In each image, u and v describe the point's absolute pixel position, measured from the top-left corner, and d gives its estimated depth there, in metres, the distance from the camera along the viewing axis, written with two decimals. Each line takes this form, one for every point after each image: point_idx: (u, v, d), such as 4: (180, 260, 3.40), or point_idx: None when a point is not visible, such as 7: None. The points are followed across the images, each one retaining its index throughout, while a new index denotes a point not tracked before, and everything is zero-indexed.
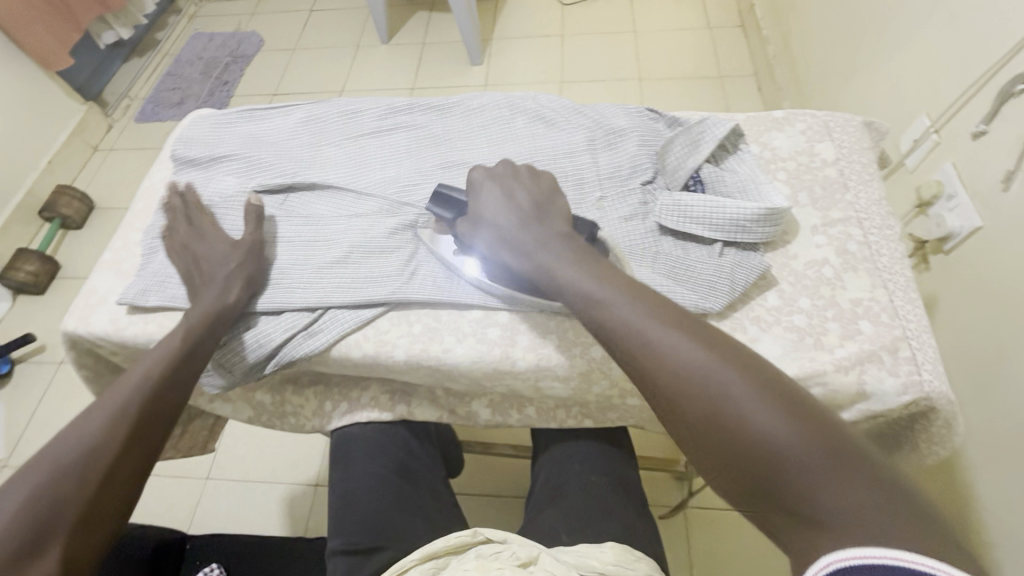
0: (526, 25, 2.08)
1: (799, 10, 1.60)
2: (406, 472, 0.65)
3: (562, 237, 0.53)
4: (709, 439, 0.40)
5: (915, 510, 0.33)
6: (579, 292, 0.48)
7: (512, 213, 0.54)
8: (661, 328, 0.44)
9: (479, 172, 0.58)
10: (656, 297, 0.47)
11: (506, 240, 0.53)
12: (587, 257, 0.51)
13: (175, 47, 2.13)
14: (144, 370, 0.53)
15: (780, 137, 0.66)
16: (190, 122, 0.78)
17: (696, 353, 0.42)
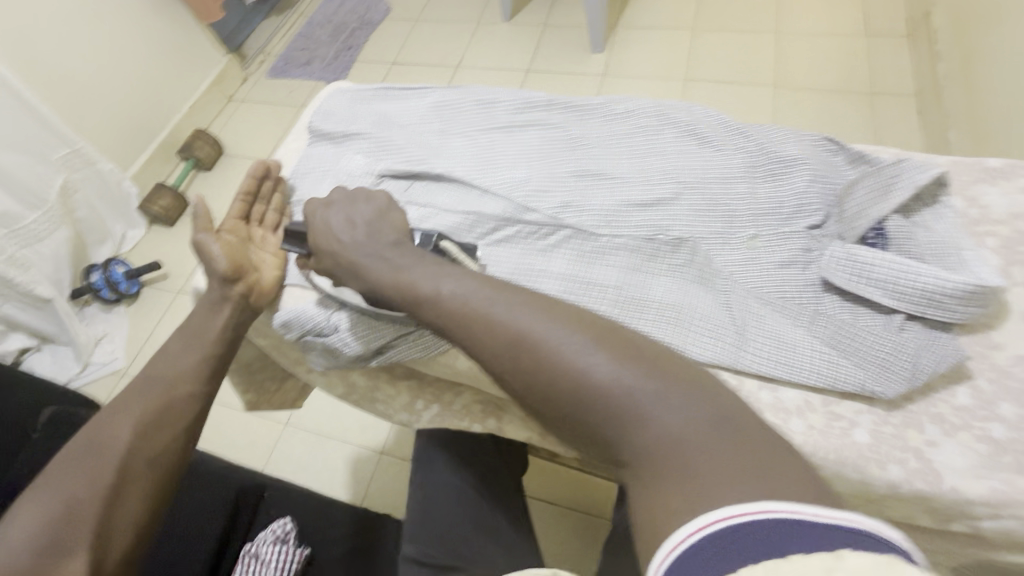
0: (657, 14, 1.95)
1: (993, 25, 1.35)
2: (486, 490, 0.64)
3: (387, 250, 0.52)
4: (550, 405, 0.39)
5: (714, 409, 0.34)
6: (412, 287, 0.47)
7: (343, 235, 0.54)
8: (484, 300, 0.43)
9: (317, 199, 0.58)
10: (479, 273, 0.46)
11: (338, 262, 0.54)
12: (416, 257, 0.50)
13: (309, 6, 2.22)
14: (147, 371, 0.56)
15: (996, 193, 0.54)
16: (329, 94, 0.79)
17: (513, 317, 0.41)
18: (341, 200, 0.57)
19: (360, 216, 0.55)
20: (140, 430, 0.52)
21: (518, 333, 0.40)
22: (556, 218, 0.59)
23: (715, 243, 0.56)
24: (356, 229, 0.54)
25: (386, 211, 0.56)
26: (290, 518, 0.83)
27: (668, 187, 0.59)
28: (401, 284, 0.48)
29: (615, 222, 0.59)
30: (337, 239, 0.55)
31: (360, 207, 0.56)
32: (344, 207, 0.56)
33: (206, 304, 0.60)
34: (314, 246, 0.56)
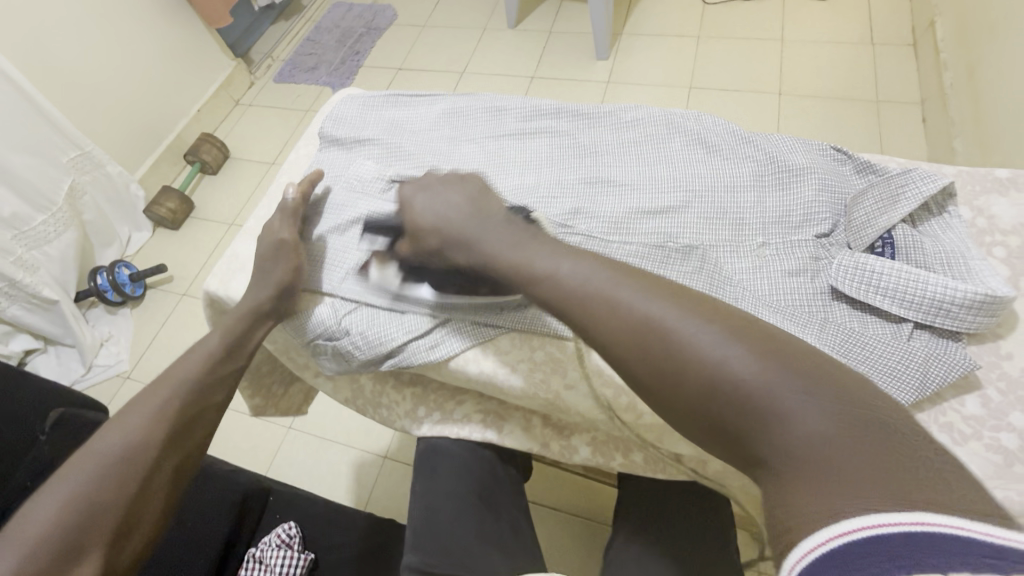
0: (662, 22, 1.96)
1: (996, 36, 1.36)
2: (487, 498, 0.63)
3: (494, 227, 0.52)
4: (678, 394, 0.38)
5: (867, 413, 0.33)
6: (527, 266, 0.47)
7: (446, 212, 0.54)
8: (606, 284, 0.43)
9: (410, 184, 0.59)
10: (601, 257, 0.46)
11: (440, 240, 0.54)
12: (526, 237, 0.50)
13: (317, 12, 2.24)
14: (183, 370, 0.55)
15: (1004, 204, 0.55)
16: (339, 100, 0.80)
17: (638, 303, 0.41)
18: (435, 182, 0.58)
19: (459, 195, 0.55)
20: (169, 435, 0.51)
21: (645, 319, 0.40)
22: (567, 224, 0.60)
23: (726, 250, 0.57)
24: (457, 208, 0.54)
25: (486, 193, 0.55)
26: (293, 523, 0.83)
27: (679, 195, 0.60)
28: (512, 264, 0.48)
29: (625, 229, 0.59)
30: (438, 214, 0.54)
31: (461, 188, 0.56)
32: (440, 189, 0.57)
33: (255, 297, 0.60)
34: (410, 228, 0.56)
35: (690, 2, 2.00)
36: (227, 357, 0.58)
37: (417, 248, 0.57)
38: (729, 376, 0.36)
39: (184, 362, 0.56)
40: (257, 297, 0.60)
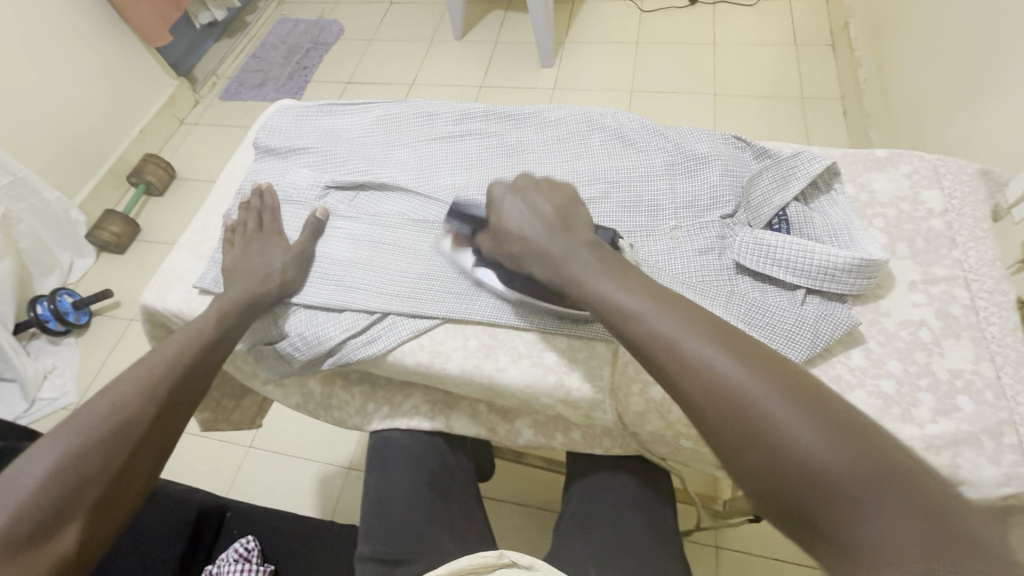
0: (602, 30, 2.04)
1: (899, 32, 1.48)
2: (438, 486, 0.65)
3: (585, 244, 0.50)
4: (749, 461, 0.37)
5: (956, 537, 0.31)
6: (617, 304, 0.45)
7: (531, 224, 0.52)
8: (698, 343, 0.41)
9: (502, 183, 0.56)
10: (698, 310, 0.44)
11: (523, 243, 0.52)
12: (618, 264, 0.48)
13: (262, 30, 2.23)
14: (177, 349, 0.56)
15: (882, 179, 0.61)
16: (274, 111, 0.81)
17: (728, 369, 0.40)
18: (526, 187, 0.55)
19: (551, 206, 0.53)
20: (158, 416, 0.52)
21: (736, 388, 0.39)
22: None
23: (642, 235, 0.61)
24: (547, 215, 0.52)
25: (576, 206, 0.54)
26: (250, 537, 0.82)
27: (599, 186, 0.64)
28: (597, 296, 0.47)
29: None
30: (521, 225, 0.53)
31: (555, 198, 0.54)
32: (534, 194, 0.54)
33: (244, 288, 0.61)
34: (496, 222, 0.54)
35: (628, 9, 2.09)
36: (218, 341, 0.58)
37: (495, 247, 0.55)
38: (817, 468, 0.35)
39: (172, 342, 0.56)
40: (248, 288, 0.61)
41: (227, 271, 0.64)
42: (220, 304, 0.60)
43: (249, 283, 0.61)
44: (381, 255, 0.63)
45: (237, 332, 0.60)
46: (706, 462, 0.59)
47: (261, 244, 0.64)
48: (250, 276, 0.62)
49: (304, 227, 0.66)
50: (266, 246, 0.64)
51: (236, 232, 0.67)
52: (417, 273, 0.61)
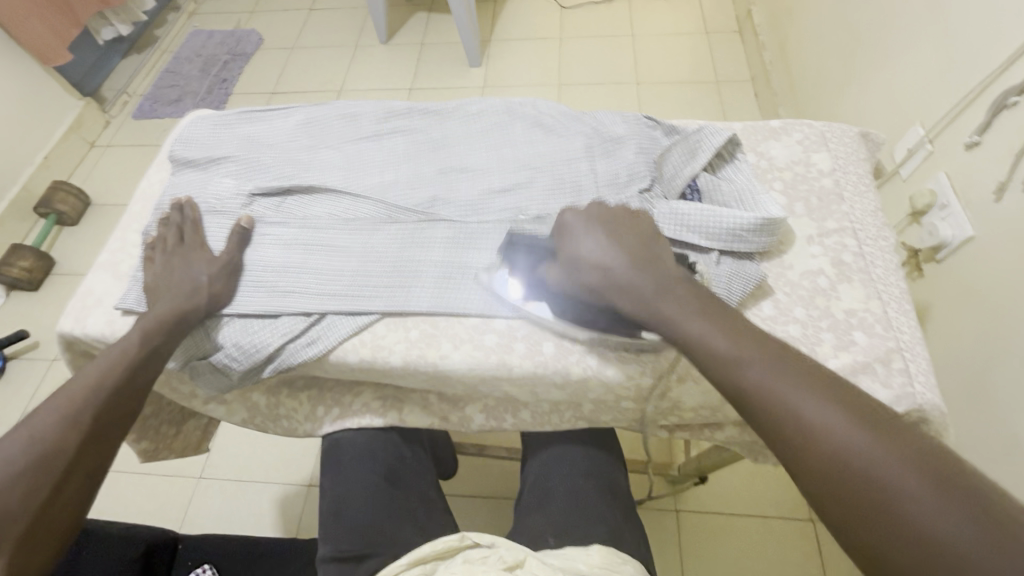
0: (526, 27, 2.09)
1: (795, 17, 1.61)
2: (394, 479, 0.66)
3: (673, 280, 0.50)
4: (864, 523, 0.36)
5: None
6: (710, 350, 0.45)
7: (617, 258, 0.51)
8: (793, 393, 0.41)
9: (575, 212, 0.55)
10: (794, 359, 0.43)
11: (608, 278, 0.51)
12: (710, 306, 0.48)
13: (174, 44, 2.12)
14: (100, 371, 0.53)
15: (778, 147, 0.67)
16: (188, 122, 0.78)
17: (827, 416, 0.39)
18: (600, 217, 0.54)
19: (631, 238, 0.52)
20: (83, 442, 0.50)
21: (835, 438, 0.38)
22: (427, 212, 0.65)
23: None
24: (628, 247, 0.51)
25: (653, 241, 0.53)
26: (206, 565, 0.79)
27: (525, 173, 0.66)
28: (689, 335, 0.46)
29: (480, 209, 0.65)
30: (601, 257, 0.51)
31: (632, 228, 0.53)
32: (614, 225, 0.53)
33: (171, 303, 0.58)
34: (575, 248, 0.53)
35: (549, 7, 2.14)
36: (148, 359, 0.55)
37: (574, 277, 0.53)
38: (924, 521, 0.34)
39: (98, 364, 0.54)
40: (175, 301, 0.58)
41: (150, 289, 0.61)
42: (146, 320, 0.57)
43: (175, 298, 0.59)
44: (320, 256, 0.63)
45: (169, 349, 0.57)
46: (649, 424, 0.63)
47: (185, 260, 0.62)
48: (175, 292, 0.60)
49: (229, 237, 0.64)
50: (189, 261, 0.62)
51: (156, 249, 0.64)
52: (374, 275, 0.61)
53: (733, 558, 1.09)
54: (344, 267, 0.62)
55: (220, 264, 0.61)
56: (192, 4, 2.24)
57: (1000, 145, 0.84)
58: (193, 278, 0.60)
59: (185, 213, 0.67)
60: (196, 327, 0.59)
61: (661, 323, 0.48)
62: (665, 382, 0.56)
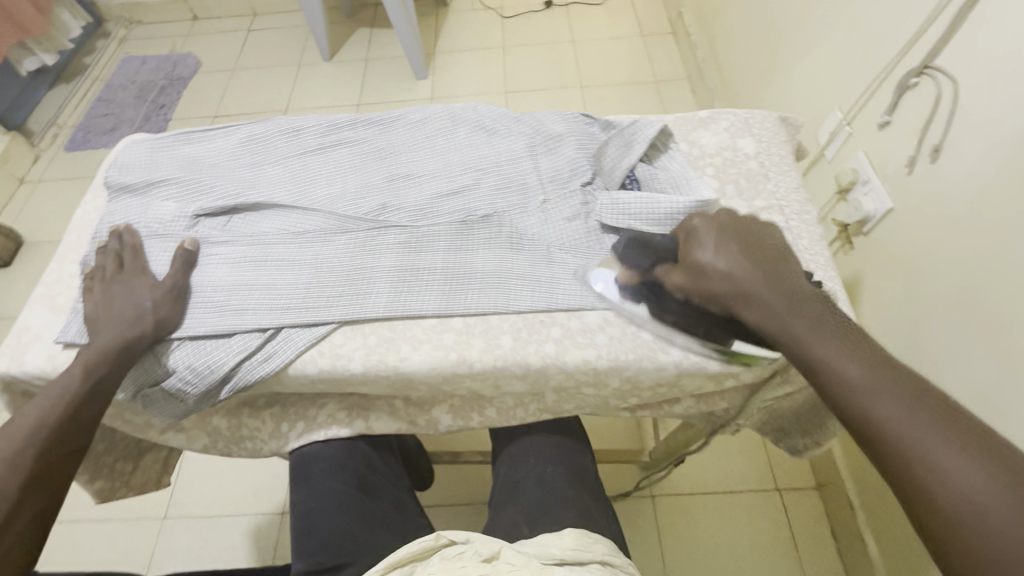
0: (468, 38, 2.12)
1: (721, 16, 1.70)
2: (366, 486, 0.67)
3: (805, 300, 0.48)
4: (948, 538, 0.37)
5: None
6: (844, 376, 0.44)
7: (750, 268, 0.50)
8: (930, 439, 0.40)
9: (706, 218, 0.54)
10: (940, 406, 0.41)
11: (733, 287, 0.49)
12: (838, 325, 0.47)
13: (105, 71, 2.05)
14: (37, 413, 0.52)
15: (707, 135, 0.71)
16: (122, 146, 0.76)
17: (969, 472, 0.38)
18: (733, 228, 0.53)
19: (761, 252, 0.51)
20: (27, 485, 0.50)
21: (970, 494, 0.37)
22: (378, 220, 0.65)
23: (517, 213, 0.65)
24: (757, 260, 0.50)
25: (783, 258, 0.51)
26: None
27: (471, 175, 0.68)
28: (795, 337, 0.46)
29: (431, 213, 0.66)
30: (733, 267, 0.50)
31: (759, 240, 0.52)
32: (742, 239, 0.51)
33: (113, 332, 0.57)
34: (698, 256, 0.51)
35: (490, 17, 2.19)
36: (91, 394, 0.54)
37: (694, 285, 0.52)
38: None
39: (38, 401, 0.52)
40: (118, 330, 0.57)
41: (89, 319, 0.59)
42: (89, 351, 0.55)
43: (117, 328, 0.57)
44: (272, 271, 0.63)
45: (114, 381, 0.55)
46: (611, 407, 0.65)
47: (128, 286, 0.60)
48: (118, 320, 0.58)
49: (173, 260, 0.62)
50: (132, 287, 0.60)
51: (95, 278, 0.62)
52: (330, 286, 0.61)
53: (707, 533, 1.13)
54: (297, 280, 0.62)
55: (165, 288, 0.60)
56: (122, 30, 2.17)
57: (907, 122, 0.91)
58: (137, 304, 0.58)
59: (123, 237, 0.65)
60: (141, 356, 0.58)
61: (791, 338, 0.47)
62: (621, 364, 0.57)
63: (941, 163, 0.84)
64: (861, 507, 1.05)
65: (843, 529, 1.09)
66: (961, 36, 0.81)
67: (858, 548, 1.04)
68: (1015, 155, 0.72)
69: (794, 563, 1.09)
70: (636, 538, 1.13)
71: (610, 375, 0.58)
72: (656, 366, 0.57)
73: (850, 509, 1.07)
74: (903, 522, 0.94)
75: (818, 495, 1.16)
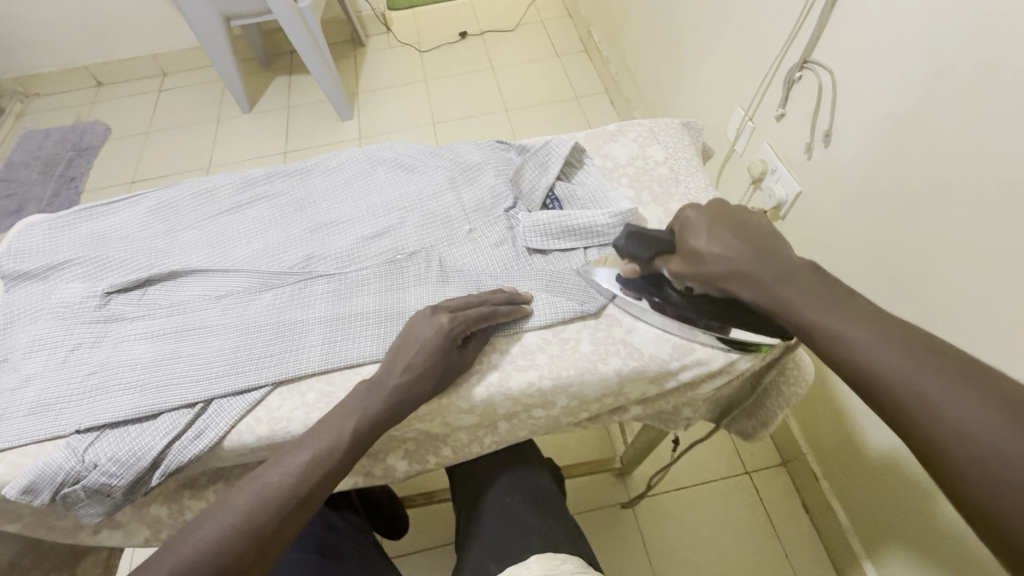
0: (389, 76, 2.14)
1: (626, 32, 1.80)
2: (326, 548, 0.65)
3: (795, 268, 0.49)
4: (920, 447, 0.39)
5: None
6: (815, 316, 0.46)
7: (745, 249, 0.51)
8: (902, 365, 0.41)
9: (697, 210, 0.55)
10: (903, 326, 0.43)
11: (729, 268, 0.51)
12: (827, 283, 0.47)
13: (4, 151, 1.92)
14: (282, 476, 0.49)
15: (617, 147, 0.75)
16: (19, 230, 0.72)
17: (933, 385, 0.39)
18: (723, 218, 0.54)
19: (753, 232, 0.52)
20: (256, 547, 0.46)
21: (934, 401, 0.39)
22: (303, 272, 0.64)
23: (446, 246, 0.66)
24: (749, 241, 0.51)
25: (773, 239, 0.52)
26: None
27: (395, 214, 0.68)
28: (780, 300, 0.48)
29: (358, 257, 0.65)
30: (728, 254, 0.51)
31: (748, 224, 0.53)
32: (734, 223, 0.53)
33: (306, 454, 0.50)
34: (694, 243, 0.53)
35: (408, 53, 2.21)
36: (272, 533, 0.47)
37: (692, 271, 0.54)
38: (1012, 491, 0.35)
39: (236, 509, 0.47)
40: (312, 454, 0.50)
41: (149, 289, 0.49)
42: (284, 470, 0.49)
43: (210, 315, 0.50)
44: (196, 340, 0.60)
45: (369, 443, 0.53)
46: (566, 424, 0.65)
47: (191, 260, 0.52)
48: None
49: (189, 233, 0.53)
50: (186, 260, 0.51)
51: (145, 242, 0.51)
52: (258, 346, 0.59)
53: (688, 525, 1.14)
54: (222, 345, 0.59)
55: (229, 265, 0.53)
56: (18, 105, 2.05)
57: (799, 111, 0.99)
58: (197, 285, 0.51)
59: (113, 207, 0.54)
60: (321, 495, 0.50)
61: (783, 304, 0.48)
62: (564, 381, 0.58)
63: (833, 146, 0.91)
64: (824, 475, 1.09)
65: (811, 500, 1.13)
66: (829, 30, 0.89)
67: (827, 515, 1.08)
68: (891, 130, 0.79)
69: (774, 542, 1.12)
70: (620, 549, 1.12)
71: (556, 393, 0.58)
72: (599, 376, 0.58)
73: (814, 479, 1.11)
74: (861, 482, 0.99)
75: (784, 470, 1.20)
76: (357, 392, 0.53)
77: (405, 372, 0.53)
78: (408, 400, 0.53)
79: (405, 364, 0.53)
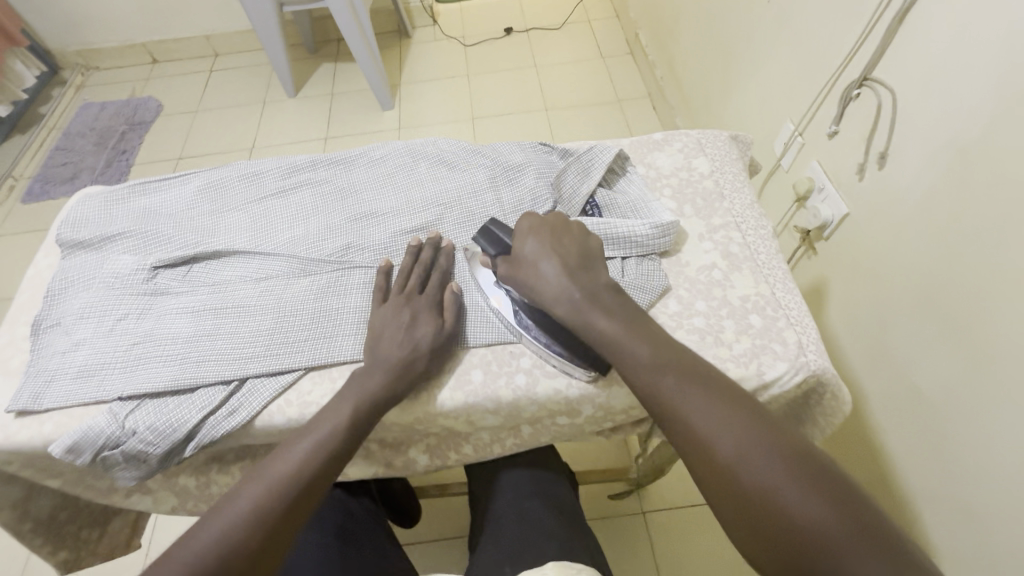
0: (432, 68, 2.15)
1: (675, 37, 1.77)
2: (344, 535, 0.66)
3: (608, 299, 0.54)
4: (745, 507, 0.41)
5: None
6: (635, 357, 0.49)
7: (563, 268, 0.54)
8: (719, 423, 0.45)
9: (530, 221, 0.59)
10: (719, 384, 0.48)
11: (541, 284, 0.54)
12: (632, 318, 0.53)
13: (63, 121, 2.01)
14: (285, 467, 0.49)
15: (662, 157, 0.74)
16: (78, 200, 0.75)
17: (747, 439, 0.43)
18: (552, 237, 0.57)
19: (573, 255, 0.56)
20: (265, 536, 0.46)
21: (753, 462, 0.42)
22: (341, 261, 0.65)
23: None
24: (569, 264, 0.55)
25: (591, 266, 0.56)
26: None
27: (434, 210, 0.69)
28: (597, 328, 0.51)
29: (394, 250, 0.66)
30: (548, 271, 0.54)
31: (572, 243, 0.57)
32: (555, 241, 0.57)
33: (308, 440, 0.51)
34: (520, 250, 0.57)
35: (453, 47, 2.22)
36: (281, 520, 0.47)
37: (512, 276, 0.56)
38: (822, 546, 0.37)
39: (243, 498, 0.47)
40: (314, 440, 0.51)
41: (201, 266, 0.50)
42: (289, 458, 0.50)
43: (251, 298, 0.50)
44: (234, 319, 0.62)
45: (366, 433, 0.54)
46: (588, 433, 0.64)
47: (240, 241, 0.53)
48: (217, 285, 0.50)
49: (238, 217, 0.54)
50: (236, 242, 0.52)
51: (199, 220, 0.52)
52: (293, 330, 0.60)
53: (701, 545, 1.12)
54: (258, 326, 0.61)
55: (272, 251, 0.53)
56: (79, 77, 2.15)
57: (853, 130, 0.96)
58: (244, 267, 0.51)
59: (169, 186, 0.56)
60: (326, 482, 0.51)
61: (593, 331, 0.52)
62: (591, 391, 0.57)
63: (888, 170, 0.88)
64: None
65: None
66: (894, 48, 0.86)
67: None
68: (953, 158, 0.76)
69: None
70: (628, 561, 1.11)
71: (581, 402, 0.58)
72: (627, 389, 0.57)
73: None
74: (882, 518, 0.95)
75: None
76: (353, 378, 0.55)
77: (402, 343, 0.56)
78: (399, 384, 0.55)
79: (401, 337, 0.56)
